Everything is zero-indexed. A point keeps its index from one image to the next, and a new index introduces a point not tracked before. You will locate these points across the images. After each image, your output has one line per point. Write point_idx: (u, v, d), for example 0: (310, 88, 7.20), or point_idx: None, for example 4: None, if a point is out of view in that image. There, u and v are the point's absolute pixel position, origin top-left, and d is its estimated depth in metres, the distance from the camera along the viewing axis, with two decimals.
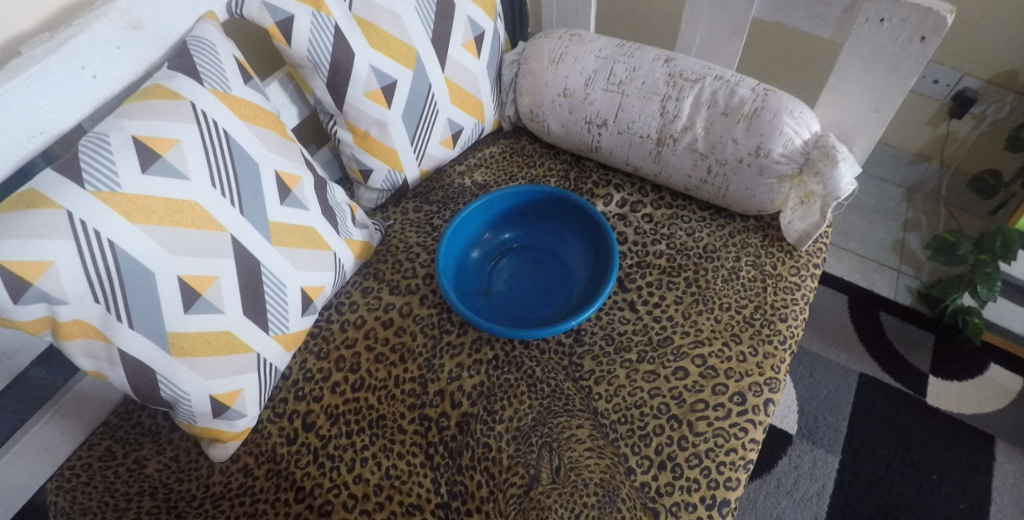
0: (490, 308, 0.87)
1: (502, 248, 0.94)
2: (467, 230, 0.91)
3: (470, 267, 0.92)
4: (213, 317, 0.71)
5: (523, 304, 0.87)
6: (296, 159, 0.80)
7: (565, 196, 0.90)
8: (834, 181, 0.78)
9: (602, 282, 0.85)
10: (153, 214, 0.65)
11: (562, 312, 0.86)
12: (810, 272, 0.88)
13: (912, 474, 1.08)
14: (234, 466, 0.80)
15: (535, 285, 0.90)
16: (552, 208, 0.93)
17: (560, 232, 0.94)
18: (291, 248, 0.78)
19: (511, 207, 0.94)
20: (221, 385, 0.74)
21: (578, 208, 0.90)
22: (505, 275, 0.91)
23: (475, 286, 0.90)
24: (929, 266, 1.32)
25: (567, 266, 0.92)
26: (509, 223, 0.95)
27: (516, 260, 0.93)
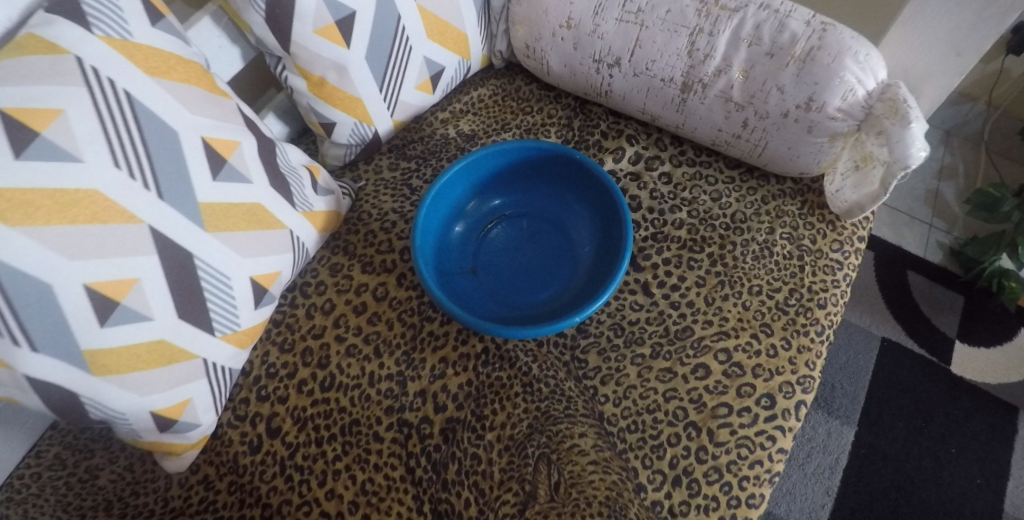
0: (479, 292, 0.75)
1: (491, 217, 0.81)
2: (450, 197, 0.78)
3: (454, 241, 0.79)
4: (139, 326, 0.58)
5: (517, 287, 0.75)
6: (231, 118, 0.64)
7: (568, 156, 0.76)
8: (904, 144, 0.63)
9: (612, 263, 0.72)
10: (39, 213, 0.51)
11: (564, 299, 0.74)
12: (854, 247, 0.75)
13: (929, 447, 1.01)
14: (194, 478, 0.70)
15: (532, 264, 0.77)
16: (551, 171, 0.79)
17: (560, 198, 0.81)
18: (232, 233, 0.63)
19: (502, 169, 0.79)
20: (163, 400, 0.63)
21: (584, 171, 0.76)
22: (496, 251, 0.78)
23: (461, 265, 0.77)
24: (964, 220, 1.19)
25: (570, 240, 0.79)
26: (498, 188, 0.82)
27: (509, 232, 0.80)
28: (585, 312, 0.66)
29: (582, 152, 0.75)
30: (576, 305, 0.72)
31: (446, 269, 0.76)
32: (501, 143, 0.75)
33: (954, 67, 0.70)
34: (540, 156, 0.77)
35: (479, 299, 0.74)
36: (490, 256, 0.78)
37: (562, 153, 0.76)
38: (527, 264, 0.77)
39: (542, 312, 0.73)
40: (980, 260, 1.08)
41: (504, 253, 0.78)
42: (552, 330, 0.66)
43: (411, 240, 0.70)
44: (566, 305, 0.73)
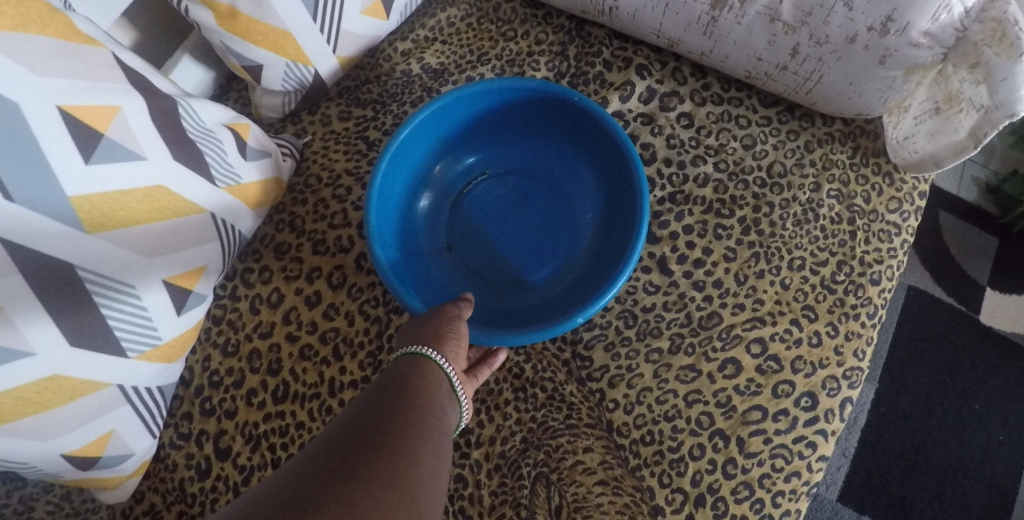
0: (458, 278, 0.63)
1: (470, 178, 0.67)
2: (416, 158, 0.64)
3: (425, 212, 0.66)
4: (17, 365, 0.45)
5: (504, 270, 0.63)
6: (100, 74, 0.47)
7: (562, 100, 0.60)
8: (1011, 83, 0.47)
9: (620, 241, 0.59)
10: None
11: (560, 282, 0.62)
12: (914, 206, 0.61)
13: (953, 403, 0.93)
14: (138, 508, 0.60)
15: (521, 238, 0.64)
16: (542, 117, 0.64)
17: (554, 153, 0.67)
18: (125, 230, 0.48)
19: (480, 117, 0.64)
20: (74, 440, 0.51)
21: (583, 119, 0.61)
22: (477, 222, 0.65)
23: (434, 243, 0.65)
24: (1004, 150, 1.02)
25: (567, 206, 0.66)
26: (475, 141, 0.67)
27: (490, 196, 0.66)
28: (591, 311, 0.53)
29: (582, 95, 0.59)
30: (577, 294, 0.61)
31: (416, 251, 0.63)
32: (477, 85, 0.59)
33: None
34: (528, 100, 0.62)
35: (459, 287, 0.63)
36: (470, 229, 0.65)
37: (555, 97, 0.60)
38: (516, 239, 0.64)
39: (535, 302, 0.62)
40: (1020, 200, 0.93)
41: (489, 226, 0.65)
42: (549, 334, 0.53)
43: (366, 221, 0.56)
44: (563, 294, 0.61)
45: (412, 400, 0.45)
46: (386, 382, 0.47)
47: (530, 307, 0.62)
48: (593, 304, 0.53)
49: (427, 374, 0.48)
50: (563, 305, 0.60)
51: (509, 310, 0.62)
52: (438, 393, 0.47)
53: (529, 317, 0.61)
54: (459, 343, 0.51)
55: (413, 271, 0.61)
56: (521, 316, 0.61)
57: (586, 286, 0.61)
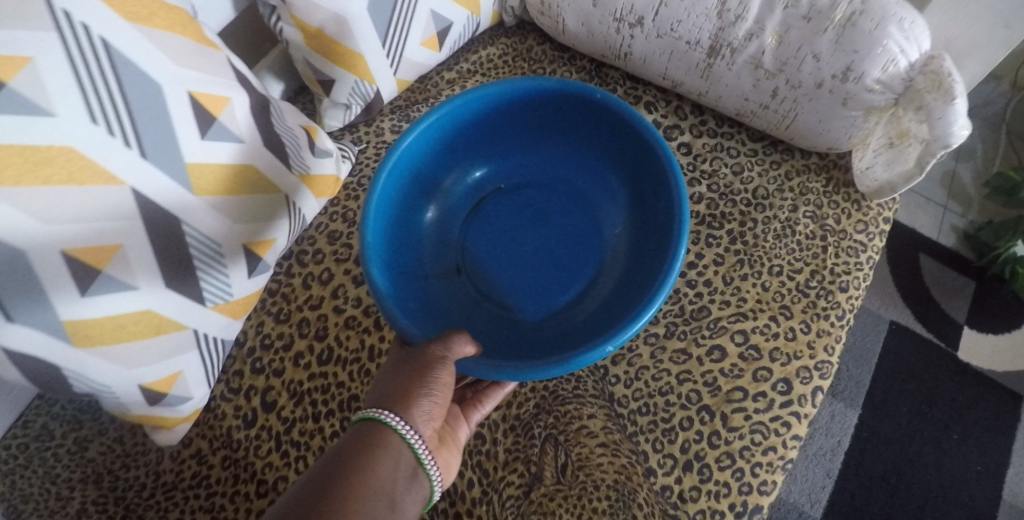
0: (479, 279, 0.73)
1: (480, 191, 0.79)
2: (430, 167, 0.75)
3: (434, 230, 0.77)
4: (123, 296, 0.54)
5: (520, 261, 0.73)
6: (219, 71, 0.58)
7: (576, 98, 0.71)
8: (946, 121, 0.59)
9: (658, 242, 0.67)
10: (8, 171, 0.45)
11: (568, 272, 0.72)
12: (880, 229, 0.71)
13: (933, 432, 1.00)
14: (186, 452, 0.69)
15: (533, 230, 0.74)
16: (549, 125, 0.76)
17: (556, 165, 0.79)
18: (219, 197, 0.59)
19: (491, 128, 0.76)
20: (151, 372, 0.60)
21: (605, 116, 0.71)
22: (494, 221, 0.76)
23: (448, 263, 0.75)
24: (981, 202, 1.14)
25: (576, 205, 0.77)
26: (485, 156, 0.79)
27: (503, 199, 0.78)
28: (621, 340, 0.57)
29: (603, 91, 0.70)
30: (613, 307, 0.69)
31: (425, 275, 0.72)
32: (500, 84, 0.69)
33: (1000, 39, 0.64)
34: (539, 107, 0.74)
35: (471, 301, 0.72)
36: (486, 238, 0.75)
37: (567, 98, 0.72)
38: (528, 233, 0.74)
39: (551, 298, 0.71)
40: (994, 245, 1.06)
41: (502, 233, 0.75)
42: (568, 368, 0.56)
43: (375, 219, 0.66)
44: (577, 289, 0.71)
45: (351, 489, 0.48)
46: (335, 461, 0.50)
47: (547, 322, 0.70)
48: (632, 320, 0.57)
49: (385, 446, 0.51)
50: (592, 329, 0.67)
51: (524, 309, 0.70)
52: (390, 481, 0.50)
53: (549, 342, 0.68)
54: (433, 404, 0.53)
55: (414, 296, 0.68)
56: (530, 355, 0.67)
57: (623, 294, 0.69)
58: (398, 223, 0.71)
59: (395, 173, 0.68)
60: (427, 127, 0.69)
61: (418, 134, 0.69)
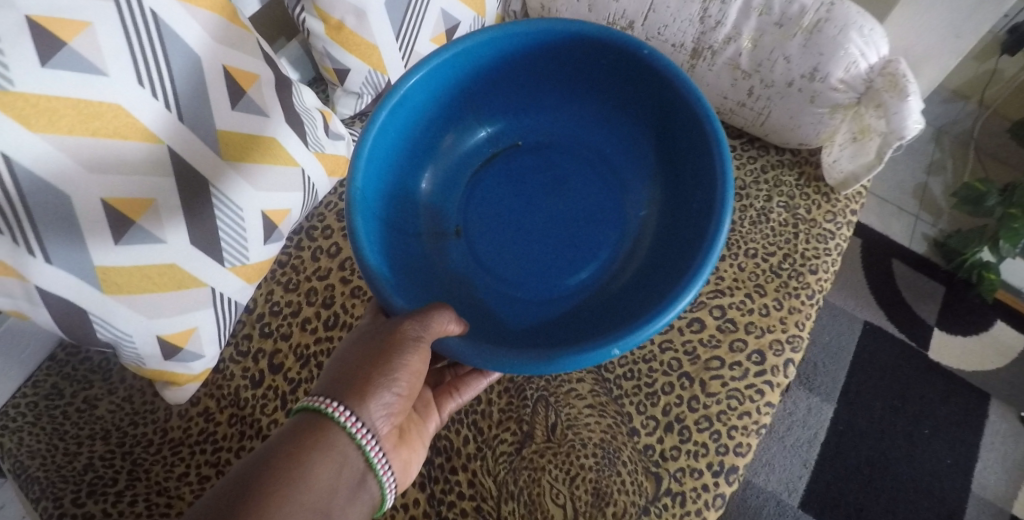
0: (481, 235, 0.76)
1: (493, 146, 0.83)
2: (443, 113, 0.78)
3: (437, 179, 0.81)
4: (152, 248, 0.59)
5: (523, 220, 0.76)
6: (250, 51, 0.64)
7: (624, 54, 0.71)
8: (901, 116, 0.65)
9: (693, 219, 0.68)
10: (61, 121, 0.50)
11: (571, 227, 0.76)
12: (847, 219, 0.77)
13: (904, 427, 1.06)
14: (194, 410, 0.72)
15: (536, 190, 0.78)
16: (578, 81, 0.79)
17: (578, 126, 0.82)
18: (244, 164, 0.63)
19: (514, 78, 0.78)
20: (170, 325, 0.64)
21: (649, 79, 0.72)
22: (503, 178, 0.80)
23: (446, 225, 0.79)
24: (950, 213, 1.23)
25: (584, 162, 0.80)
26: (498, 111, 0.82)
27: (514, 154, 0.81)
28: (631, 344, 0.57)
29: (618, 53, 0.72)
30: (646, 286, 0.70)
31: (417, 232, 0.76)
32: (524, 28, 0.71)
33: (952, 49, 0.72)
34: (567, 61, 0.76)
35: (457, 262, 0.76)
36: (486, 199, 0.79)
37: (611, 50, 0.72)
38: (530, 194, 0.78)
39: (552, 256, 0.74)
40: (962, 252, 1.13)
41: (505, 194, 0.79)
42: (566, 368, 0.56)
43: (370, 171, 0.69)
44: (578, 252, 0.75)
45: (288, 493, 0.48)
46: (247, 479, 0.48)
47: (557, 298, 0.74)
48: (651, 322, 0.57)
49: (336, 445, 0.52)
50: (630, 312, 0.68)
51: (521, 266, 0.74)
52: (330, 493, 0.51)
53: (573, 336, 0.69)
54: (394, 398, 0.55)
55: (400, 249, 0.71)
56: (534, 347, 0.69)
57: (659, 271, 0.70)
58: (399, 167, 0.75)
59: (404, 114, 0.71)
60: (438, 70, 0.71)
61: (427, 81, 0.71)
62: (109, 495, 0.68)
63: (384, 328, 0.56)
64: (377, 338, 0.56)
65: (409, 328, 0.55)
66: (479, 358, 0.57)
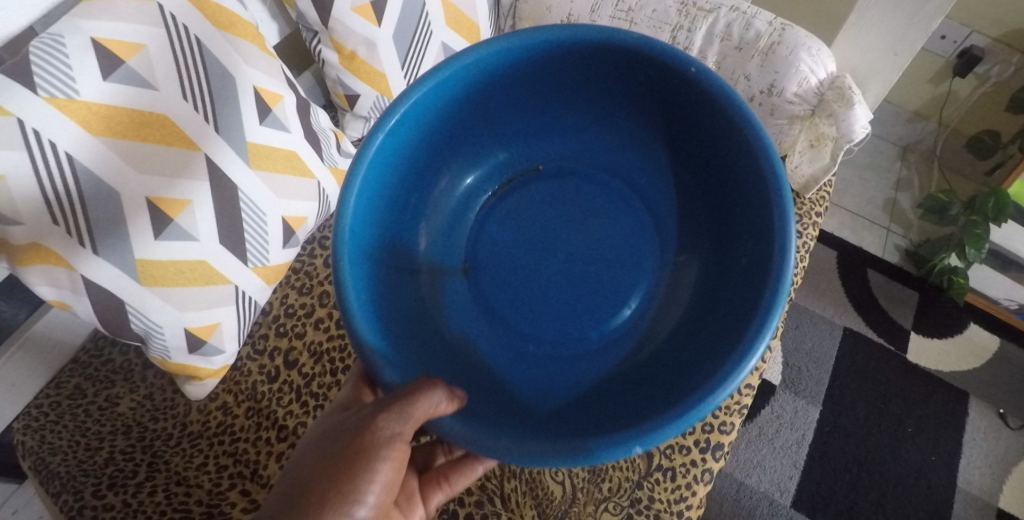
0: (496, 276, 0.80)
1: (510, 169, 0.86)
2: (445, 149, 0.80)
3: (443, 207, 0.84)
4: (186, 245, 0.65)
5: (536, 265, 0.79)
6: (276, 76, 0.72)
7: (666, 69, 0.70)
8: (849, 123, 0.74)
9: (750, 243, 0.67)
10: (117, 127, 0.59)
11: (587, 266, 0.78)
12: (812, 220, 0.85)
13: (889, 426, 1.11)
14: (213, 404, 0.78)
15: (549, 228, 0.80)
16: (602, 99, 0.80)
17: (597, 148, 0.84)
18: (268, 173, 0.71)
19: (537, 96, 0.80)
20: (197, 319, 0.69)
21: (676, 91, 0.72)
22: (522, 211, 0.82)
23: (455, 261, 0.82)
24: (918, 224, 1.33)
25: (604, 187, 0.83)
26: (516, 136, 0.85)
27: (531, 183, 0.84)
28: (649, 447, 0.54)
29: (640, 72, 0.73)
30: (698, 325, 0.71)
31: (414, 268, 0.78)
32: (548, 35, 0.70)
33: (893, 66, 0.82)
34: (591, 79, 0.76)
35: (457, 304, 0.79)
36: (495, 235, 0.82)
37: (649, 66, 0.72)
38: (546, 231, 0.80)
39: (571, 301, 0.77)
40: (932, 259, 1.22)
41: (518, 237, 0.81)
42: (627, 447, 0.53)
43: (379, 214, 0.71)
44: (600, 296, 0.77)
45: None
46: None
47: (566, 334, 0.76)
48: (705, 402, 0.55)
49: None
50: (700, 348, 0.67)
51: (539, 312, 0.77)
52: None
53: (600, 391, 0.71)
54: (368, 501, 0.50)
55: (392, 287, 0.72)
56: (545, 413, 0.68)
57: (717, 298, 0.70)
58: (405, 193, 0.76)
59: (403, 133, 0.71)
60: (434, 94, 0.71)
61: (430, 99, 0.71)
62: (130, 486, 0.70)
63: (358, 424, 0.53)
64: (350, 433, 0.52)
65: (385, 419, 0.51)
66: (469, 448, 0.54)
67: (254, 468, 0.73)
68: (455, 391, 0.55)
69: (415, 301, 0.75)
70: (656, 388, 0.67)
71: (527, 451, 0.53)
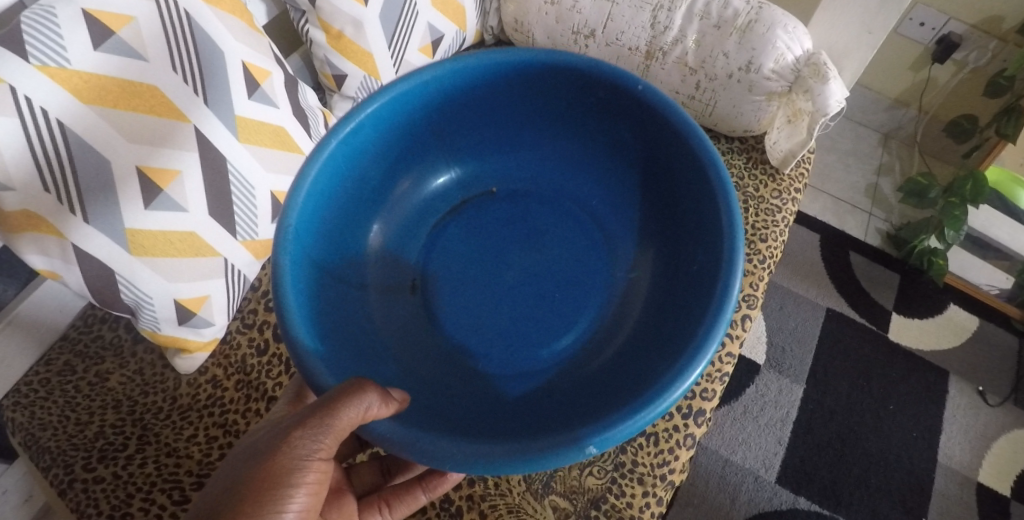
0: (452, 290, 0.80)
1: (465, 191, 0.89)
2: (395, 166, 0.84)
3: (392, 228, 0.85)
4: (176, 215, 0.67)
5: (493, 274, 0.80)
6: (264, 53, 0.74)
7: (615, 87, 0.78)
8: (825, 97, 0.76)
9: (701, 237, 0.72)
10: (108, 96, 0.60)
11: (548, 275, 0.80)
12: (791, 196, 0.87)
13: (871, 403, 1.13)
14: (202, 378, 0.78)
15: (504, 243, 0.82)
16: (553, 120, 0.86)
17: (554, 177, 0.89)
18: (257, 147, 0.72)
19: (492, 118, 0.86)
20: (186, 290, 0.70)
21: (626, 105, 0.78)
22: (477, 231, 0.84)
23: (404, 277, 0.81)
24: (899, 208, 1.36)
25: (561, 210, 0.86)
26: (466, 159, 0.90)
27: (488, 206, 0.87)
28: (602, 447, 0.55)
29: (591, 90, 0.80)
30: (660, 299, 0.76)
31: (362, 283, 0.78)
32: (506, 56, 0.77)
33: (867, 44, 0.84)
34: (542, 100, 0.83)
35: (405, 320, 0.78)
36: (447, 247, 0.83)
37: (601, 84, 0.78)
38: (502, 244, 0.82)
39: (535, 305, 0.78)
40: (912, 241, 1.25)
41: (474, 249, 0.83)
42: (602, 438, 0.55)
43: (323, 223, 0.73)
44: (561, 302, 0.78)
45: None
46: None
47: (514, 347, 0.76)
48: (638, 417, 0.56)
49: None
50: (664, 339, 0.70)
51: (506, 316, 0.78)
52: None
53: (548, 399, 0.70)
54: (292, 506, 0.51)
55: (334, 301, 0.72)
56: (515, 412, 0.69)
57: (674, 294, 0.74)
58: (353, 206, 0.79)
59: (355, 143, 0.75)
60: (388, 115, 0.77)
61: (383, 114, 0.77)
62: (120, 458, 0.71)
63: (276, 434, 0.53)
64: (268, 443, 0.52)
65: (304, 432, 0.52)
66: (413, 453, 0.54)
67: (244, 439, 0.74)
68: (390, 394, 0.55)
69: (360, 314, 0.75)
70: (612, 383, 0.69)
71: (473, 454, 0.54)
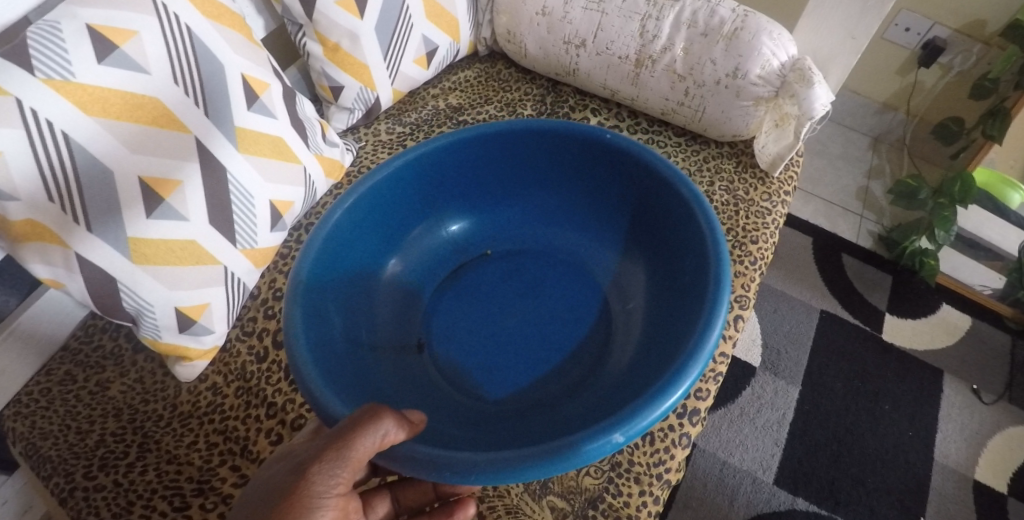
0: (462, 340, 0.84)
1: (462, 254, 0.94)
2: (394, 231, 0.90)
3: (397, 295, 0.88)
4: (177, 224, 0.68)
5: (497, 319, 0.85)
6: (262, 65, 0.76)
7: (585, 140, 0.86)
8: (810, 100, 0.78)
9: (689, 264, 0.78)
10: (111, 108, 0.62)
11: (554, 318, 0.85)
12: (780, 199, 0.89)
13: (866, 404, 1.14)
14: (202, 385, 0.79)
15: (506, 295, 0.88)
16: (535, 179, 0.93)
17: (547, 236, 0.95)
18: (256, 157, 0.74)
19: (477, 186, 0.94)
20: (186, 298, 0.71)
21: (603, 154, 0.86)
22: (482, 291, 0.89)
23: (410, 340, 0.84)
24: (890, 210, 1.38)
25: (561, 268, 0.91)
26: (460, 224, 0.96)
27: (489, 265, 0.92)
28: (593, 456, 0.58)
29: (570, 146, 0.88)
30: (662, 316, 0.80)
31: (375, 346, 0.81)
32: (492, 125, 0.86)
33: (851, 49, 0.86)
34: (522, 160, 0.91)
35: (418, 375, 0.80)
36: (452, 306, 0.88)
37: (572, 139, 0.87)
38: (502, 294, 0.88)
39: (552, 348, 0.82)
40: (904, 242, 1.27)
41: (478, 301, 0.88)
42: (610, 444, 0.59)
43: (332, 286, 0.78)
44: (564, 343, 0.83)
45: None
46: None
47: (525, 386, 0.79)
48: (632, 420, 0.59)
49: None
50: (664, 357, 0.72)
51: (519, 349, 0.82)
52: None
53: (557, 423, 0.71)
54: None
55: (352, 361, 0.74)
56: (524, 427, 0.72)
57: (670, 319, 0.77)
58: (356, 276, 0.83)
59: (358, 210, 0.82)
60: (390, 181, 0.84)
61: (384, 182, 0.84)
62: (120, 466, 0.72)
63: (296, 467, 0.54)
64: (288, 475, 0.54)
65: (325, 464, 0.53)
66: (440, 461, 0.57)
67: (244, 445, 0.75)
68: (409, 419, 0.58)
69: (376, 375, 0.76)
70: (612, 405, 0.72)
71: (489, 462, 0.57)
